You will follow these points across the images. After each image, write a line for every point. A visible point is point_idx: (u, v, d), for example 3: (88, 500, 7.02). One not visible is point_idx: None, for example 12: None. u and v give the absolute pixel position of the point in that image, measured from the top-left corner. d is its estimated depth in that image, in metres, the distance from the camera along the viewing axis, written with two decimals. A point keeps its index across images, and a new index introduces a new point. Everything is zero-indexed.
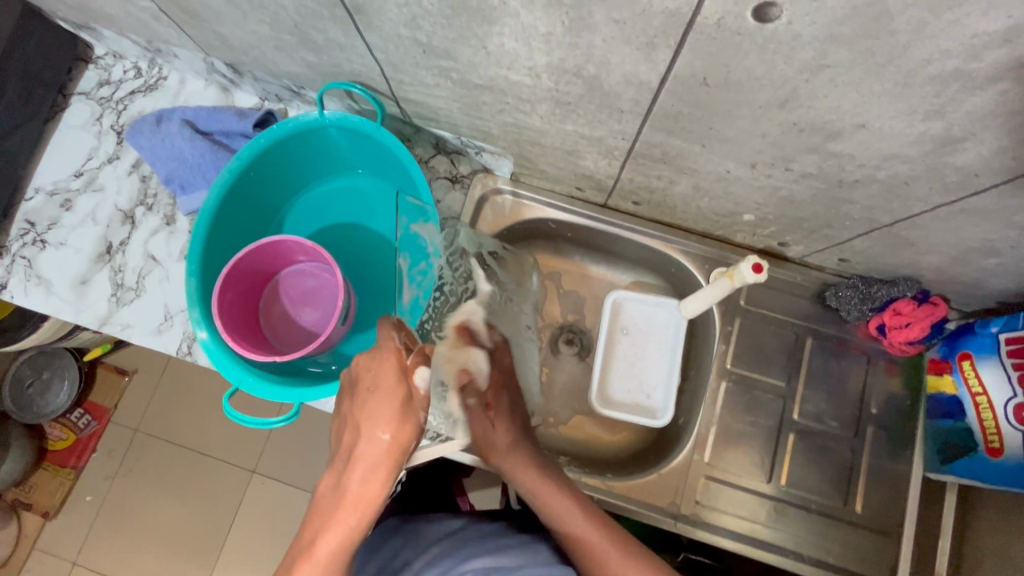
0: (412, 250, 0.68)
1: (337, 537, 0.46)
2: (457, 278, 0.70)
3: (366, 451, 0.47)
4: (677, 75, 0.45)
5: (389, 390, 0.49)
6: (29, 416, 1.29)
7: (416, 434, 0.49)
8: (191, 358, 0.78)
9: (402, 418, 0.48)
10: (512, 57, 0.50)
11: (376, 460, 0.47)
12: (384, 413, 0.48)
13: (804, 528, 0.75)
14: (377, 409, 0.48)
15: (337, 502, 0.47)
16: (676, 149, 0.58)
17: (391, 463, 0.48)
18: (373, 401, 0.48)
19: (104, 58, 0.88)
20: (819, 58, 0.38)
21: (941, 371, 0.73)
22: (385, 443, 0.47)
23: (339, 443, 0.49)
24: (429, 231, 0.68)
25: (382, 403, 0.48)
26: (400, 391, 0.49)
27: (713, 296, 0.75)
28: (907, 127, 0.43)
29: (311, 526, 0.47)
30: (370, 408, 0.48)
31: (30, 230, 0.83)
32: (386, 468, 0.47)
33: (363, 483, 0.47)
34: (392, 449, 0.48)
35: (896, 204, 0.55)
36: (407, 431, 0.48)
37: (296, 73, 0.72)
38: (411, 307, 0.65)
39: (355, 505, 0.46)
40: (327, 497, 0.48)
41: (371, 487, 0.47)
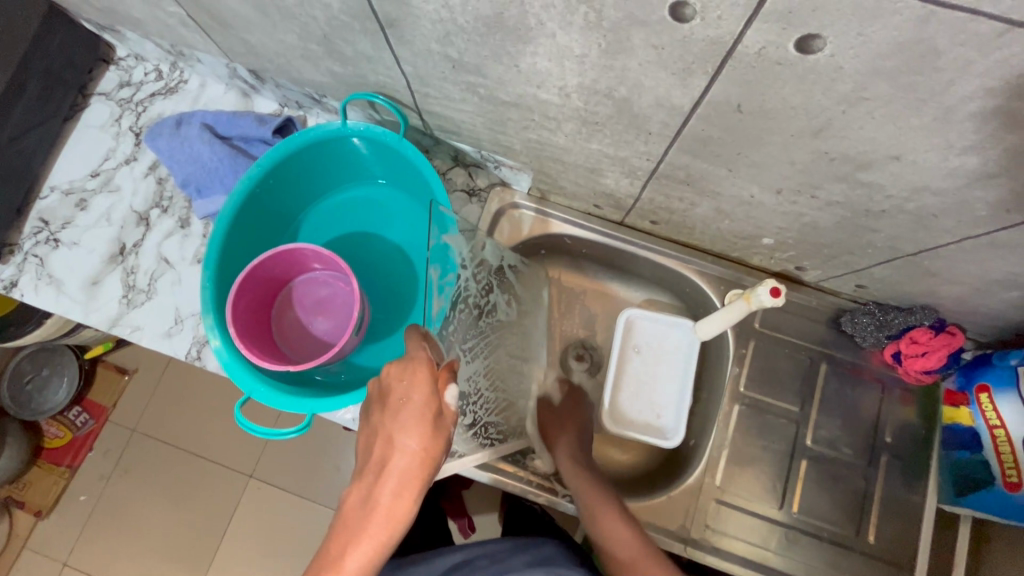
0: (440, 260, 0.61)
1: (365, 554, 0.43)
2: (481, 290, 0.64)
3: (398, 465, 0.44)
4: (711, 100, 0.45)
5: (422, 401, 0.46)
6: (27, 413, 1.28)
7: (446, 447, 0.46)
8: (200, 363, 0.78)
9: (435, 430, 0.45)
10: (544, 76, 0.50)
11: (408, 474, 0.44)
12: (419, 424, 0.45)
13: (815, 556, 0.74)
14: (410, 421, 0.45)
15: (365, 518, 0.44)
16: (701, 172, 0.58)
17: (421, 477, 0.45)
18: (407, 412, 0.45)
19: (126, 60, 0.88)
20: (858, 90, 0.38)
21: (956, 403, 0.72)
22: (417, 456, 0.44)
23: (367, 455, 0.46)
24: (459, 242, 0.63)
25: (417, 413, 0.45)
26: (434, 401, 0.46)
27: (729, 318, 0.75)
28: (941, 160, 0.43)
29: (337, 543, 0.44)
30: (402, 419, 0.45)
31: (44, 228, 0.82)
32: (417, 483, 0.44)
33: (392, 499, 0.44)
34: (425, 461, 0.45)
35: (922, 234, 0.55)
36: (439, 443, 0.46)
37: (319, 81, 0.72)
38: (438, 316, 0.58)
39: (384, 522, 0.44)
40: (353, 511, 0.44)
41: (401, 501, 0.44)
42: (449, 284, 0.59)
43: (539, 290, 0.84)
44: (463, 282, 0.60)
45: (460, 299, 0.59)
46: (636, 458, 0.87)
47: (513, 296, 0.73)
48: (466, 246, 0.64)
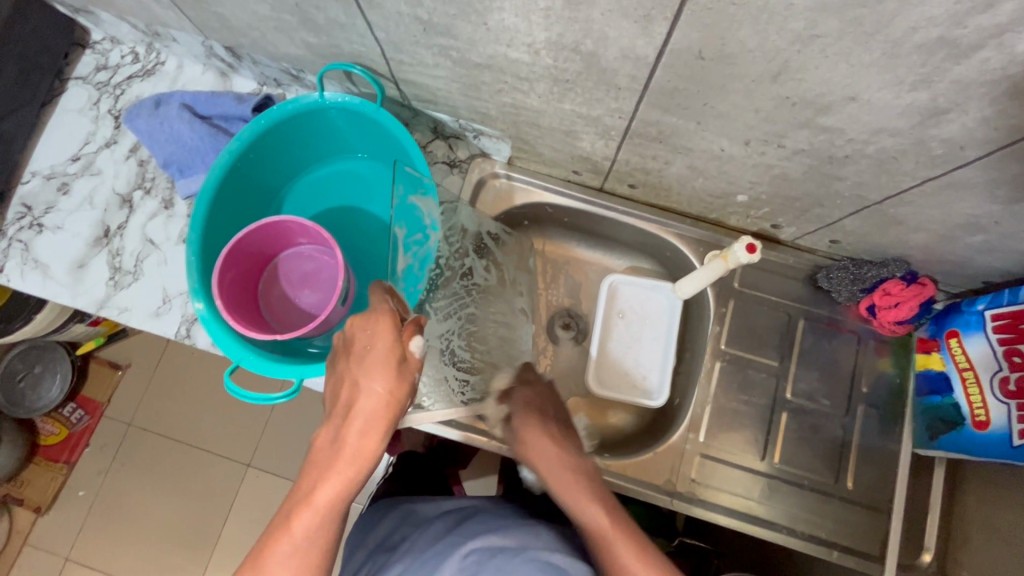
0: (408, 221, 0.66)
1: (335, 487, 0.47)
2: (454, 253, 0.68)
3: (363, 406, 0.47)
4: (673, 49, 0.46)
5: (384, 349, 0.49)
6: (22, 411, 1.28)
7: (410, 391, 0.50)
8: (190, 341, 0.79)
9: (398, 376, 0.48)
10: (512, 34, 0.51)
11: (373, 414, 0.47)
12: (382, 369, 0.48)
13: (797, 504, 0.77)
14: (373, 367, 0.48)
15: (334, 455, 0.47)
16: (672, 127, 0.59)
17: (386, 418, 0.48)
18: (369, 358, 0.48)
19: (102, 43, 0.88)
20: (810, 28, 0.39)
21: (928, 350, 0.74)
22: (381, 398, 0.47)
23: (336, 400, 0.49)
24: (427, 204, 0.67)
25: (379, 359, 0.48)
26: (397, 349, 0.49)
27: (707, 276, 0.77)
28: (895, 98, 0.44)
29: (309, 477, 0.47)
30: (365, 364, 0.48)
31: (27, 213, 0.82)
32: (382, 423, 0.48)
33: (359, 438, 0.47)
34: (388, 403, 0.48)
35: (885, 179, 0.57)
36: (402, 388, 0.49)
37: (295, 55, 0.72)
38: (404, 274, 0.64)
39: (352, 458, 0.47)
40: (323, 449, 0.48)
41: (367, 441, 0.47)
42: (414, 244, 0.66)
43: (524, 259, 0.86)
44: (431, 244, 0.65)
45: (432, 260, 0.65)
46: (623, 420, 0.89)
47: (493, 263, 0.75)
48: (435, 208, 0.67)
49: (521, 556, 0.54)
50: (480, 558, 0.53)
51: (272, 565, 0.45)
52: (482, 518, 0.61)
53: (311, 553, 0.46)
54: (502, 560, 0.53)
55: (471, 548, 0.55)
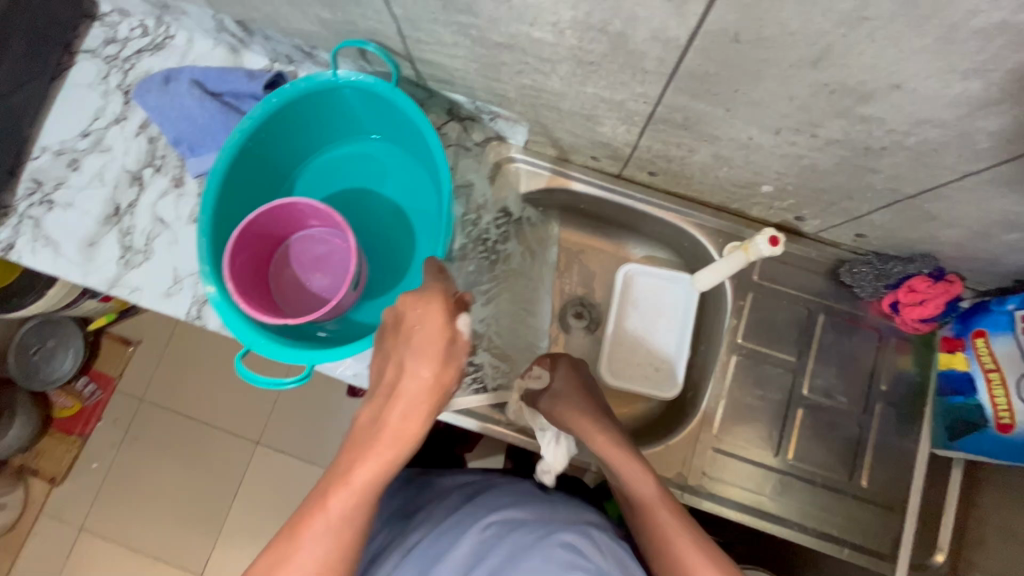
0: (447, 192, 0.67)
1: (373, 468, 0.46)
2: (499, 236, 0.77)
3: (407, 387, 0.47)
4: (707, 30, 0.43)
5: (432, 330, 0.47)
6: (37, 382, 1.29)
7: (456, 376, 0.48)
8: (200, 322, 0.78)
9: (446, 359, 0.47)
10: (536, 12, 0.49)
11: (416, 395, 0.46)
12: (431, 350, 0.47)
13: (809, 501, 0.76)
14: (422, 347, 0.47)
15: (375, 434, 0.47)
16: (699, 114, 0.57)
17: (429, 402, 0.47)
18: (416, 338, 0.47)
19: (110, 16, 0.86)
20: (860, 10, 0.37)
21: (953, 349, 0.73)
22: (426, 382, 0.47)
23: (382, 377, 0.49)
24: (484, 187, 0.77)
25: (428, 340, 0.47)
26: (446, 330, 0.48)
27: (727, 269, 0.75)
28: (943, 87, 0.42)
29: (349, 455, 0.47)
30: (413, 345, 0.47)
31: (37, 189, 0.82)
32: (423, 406, 0.47)
33: (400, 420, 0.46)
34: (432, 387, 0.47)
35: (923, 173, 0.54)
36: (447, 371, 0.48)
37: (308, 30, 0.70)
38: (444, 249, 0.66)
39: (391, 440, 0.46)
40: (365, 427, 0.48)
41: (408, 423, 0.47)
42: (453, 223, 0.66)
43: (543, 248, 0.85)
44: (480, 224, 0.75)
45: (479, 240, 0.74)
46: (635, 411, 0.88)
47: (528, 248, 0.81)
48: (489, 194, 0.78)
49: (543, 530, 0.53)
50: (499, 531, 0.53)
51: (308, 540, 0.45)
52: (501, 493, 0.61)
53: (346, 530, 0.46)
54: (520, 536, 0.52)
55: (491, 520, 0.55)
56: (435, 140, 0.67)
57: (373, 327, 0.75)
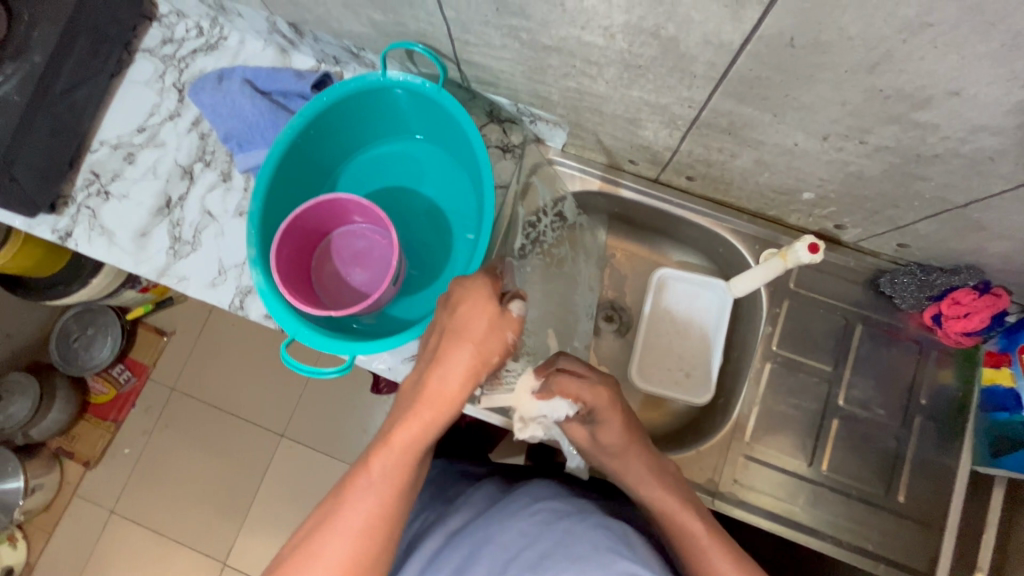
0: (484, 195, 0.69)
1: (413, 427, 0.48)
2: (555, 238, 0.81)
3: (451, 350, 0.50)
4: (762, 35, 0.44)
5: (478, 302, 0.51)
6: (75, 369, 1.33)
7: (500, 348, 0.51)
8: (243, 312, 0.81)
9: (491, 328, 0.51)
10: (589, 15, 0.50)
11: (459, 359, 0.49)
12: (477, 318, 0.50)
13: (843, 514, 0.74)
14: (468, 316, 0.51)
15: (416, 395, 0.49)
16: (745, 118, 0.57)
17: (472, 368, 0.50)
18: (464, 307, 0.51)
19: (168, 17, 0.90)
20: (923, 16, 0.37)
21: (997, 364, 0.71)
22: (469, 347, 0.50)
23: (427, 346, 0.53)
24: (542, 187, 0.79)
25: (475, 309, 0.51)
26: (492, 303, 0.51)
27: (764, 276, 0.75)
28: (1004, 94, 0.42)
29: (393, 416, 0.50)
30: (460, 313, 0.51)
31: (94, 181, 0.86)
32: (465, 370, 0.49)
33: (443, 381, 0.49)
34: (475, 353, 0.50)
35: (975, 182, 0.54)
36: (491, 339, 0.50)
37: (359, 33, 0.72)
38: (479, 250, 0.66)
39: (432, 400, 0.49)
40: (409, 390, 0.50)
41: (449, 385, 0.49)
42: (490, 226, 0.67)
43: (586, 251, 0.85)
44: (539, 227, 0.78)
45: (536, 244, 0.78)
46: (664, 417, 0.88)
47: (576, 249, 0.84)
48: (547, 196, 0.79)
49: (588, 522, 0.54)
50: (547, 517, 0.54)
51: (353, 496, 0.47)
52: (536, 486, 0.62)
53: (388, 490, 0.47)
54: (569, 523, 0.54)
55: (539, 507, 0.56)
56: (481, 142, 0.68)
57: (409, 322, 0.76)
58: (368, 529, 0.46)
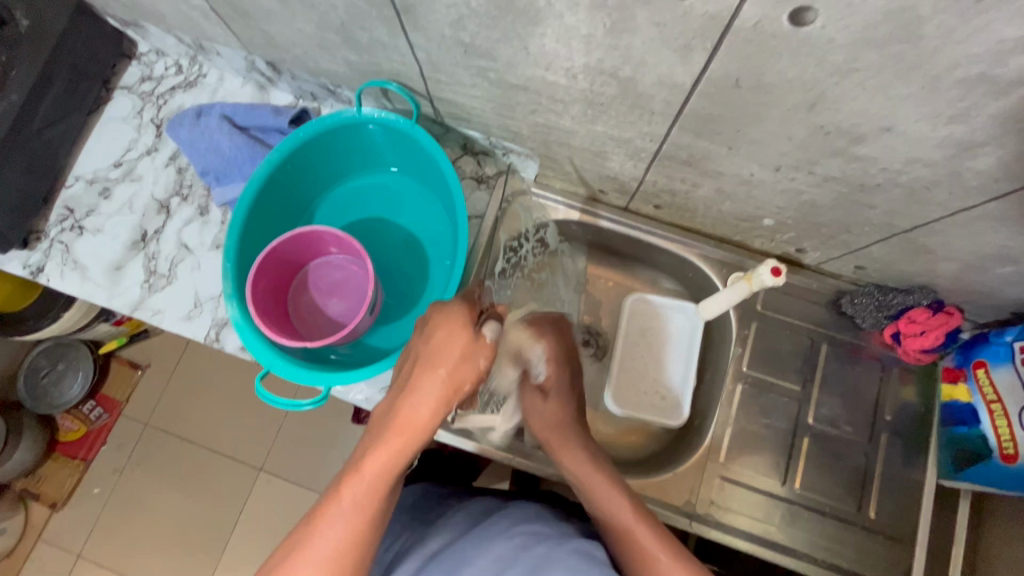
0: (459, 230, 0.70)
1: (384, 455, 0.49)
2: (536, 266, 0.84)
3: (425, 378, 0.51)
4: (710, 77, 0.47)
5: (451, 329, 0.53)
6: (43, 406, 1.31)
7: (472, 374, 0.53)
8: (218, 345, 0.81)
9: (463, 357, 0.52)
10: (551, 58, 0.53)
11: (432, 386, 0.51)
12: (452, 344, 0.52)
13: (817, 531, 0.76)
14: (443, 343, 0.52)
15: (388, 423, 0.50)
16: (702, 151, 0.60)
17: (445, 394, 0.51)
18: (439, 335, 0.53)
19: (147, 55, 0.91)
20: (850, 62, 0.40)
21: (954, 380, 0.74)
22: (443, 374, 0.51)
23: (401, 374, 0.54)
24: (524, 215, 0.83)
25: (449, 336, 0.53)
26: (467, 329, 0.53)
27: (731, 299, 0.78)
28: (930, 131, 0.45)
29: (365, 444, 0.50)
30: (435, 340, 0.53)
31: (69, 216, 0.86)
32: (438, 397, 0.51)
33: (415, 410, 0.50)
34: (448, 380, 0.51)
35: (916, 209, 0.57)
36: (464, 366, 0.52)
37: (335, 71, 0.75)
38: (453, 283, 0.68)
39: (403, 427, 0.50)
40: (382, 418, 0.52)
41: (420, 413, 0.50)
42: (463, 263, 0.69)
43: (566, 277, 0.89)
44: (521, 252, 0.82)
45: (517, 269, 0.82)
46: (642, 439, 0.89)
47: (558, 275, 0.87)
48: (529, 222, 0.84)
49: (565, 547, 0.54)
50: (525, 542, 0.54)
51: (323, 526, 0.46)
52: (514, 508, 0.62)
53: (359, 518, 0.47)
54: (546, 549, 0.54)
55: (517, 531, 0.56)
56: (454, 175, 0.70)
57: (385, 352, 0.77)
58: (337, 559, 0.46)
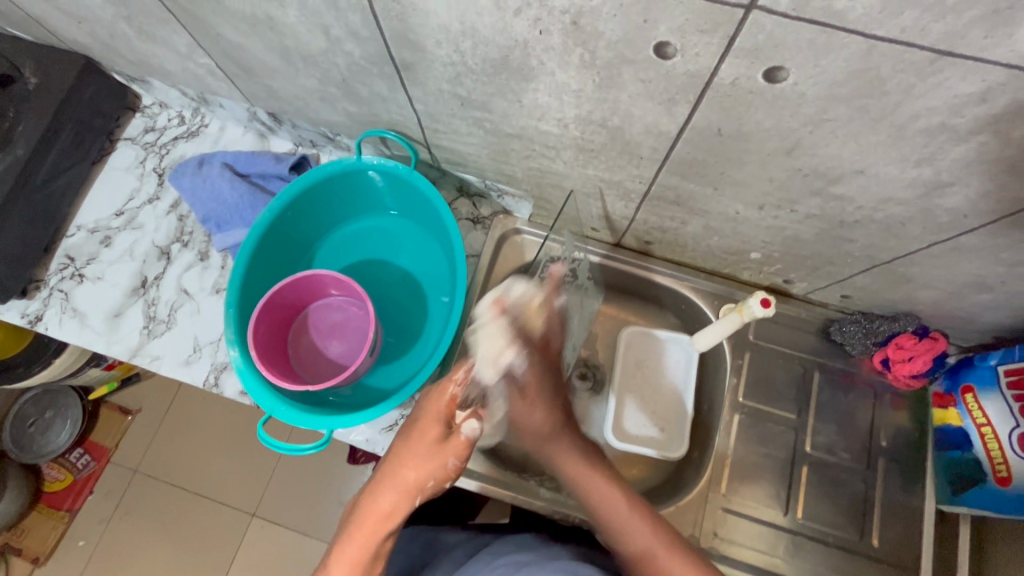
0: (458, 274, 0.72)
1: (352, 546, 0.57)
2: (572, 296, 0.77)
3: (402, 472, 0.59)
4: (694, 126, 0.50)
5: (430, 423, 0.61)
6: (28, 456, 1.29)
7: (445, 466, 0.60)
8: (217, 390, 0.81)
9: (437, 452, 0.60)
10: (544, 110, 0.56)
11: (406, 478, 0.59)
12: (428, 436, 0.60)
13: (821, 562, 0.76)
14: (420, 439, 0.60)
15: (366, 515, 0.58)
16: (689, 192, 0.63)
17: (413, 486, 0.59)
18: (418, 432, 0.61)
19: (151, 107, 0.94)
20: (821, 113, 0.44)
21: (945, 405, 0.75)
22: (416, 468, 0.59)
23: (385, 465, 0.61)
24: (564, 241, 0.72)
25: (427, 430, 0.61)
26: (442, 424, 0.61)
27: (723, 330, 0.79)
28: (900, 173, 0.48)
29: (350, 534, 0.57)
30: (416, 433, 0.61)
31: (69, 264, 0.87)
32: (406, 490, 0.59)
33: (378, 502, 0.58)
34: (419, 473, 0.59)
35: (893, 243, 0.60)
36: (437, 460, 0.60)
37: (335, 121, 0.78)
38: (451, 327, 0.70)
39: (366, 518, 0.58)
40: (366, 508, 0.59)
41: (380, 504, 0.58)
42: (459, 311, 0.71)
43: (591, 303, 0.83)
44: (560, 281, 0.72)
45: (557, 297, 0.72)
46: (644, 473, 0.88)
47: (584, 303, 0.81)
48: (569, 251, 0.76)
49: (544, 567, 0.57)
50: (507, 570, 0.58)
51: None
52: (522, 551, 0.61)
53: None
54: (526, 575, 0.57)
55: (502, 562, 0.61)
56: (452, 219, 0.73)
57: (386, 393, 0.77)
58: None
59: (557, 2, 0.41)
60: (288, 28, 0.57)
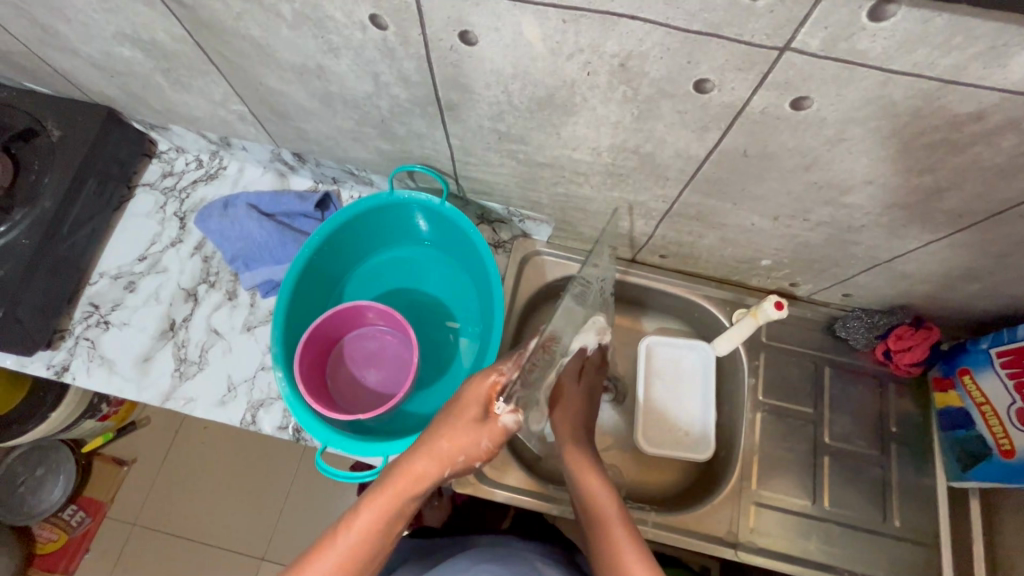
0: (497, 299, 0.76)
1: (374, 502, 0.57)
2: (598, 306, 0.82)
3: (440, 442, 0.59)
4: (722, 149, 0.56)
5: (471, 401, 0.60)
6: (20, 517, 1.24)
7: (478, 444, 0.60)
8: (254, 428, 0.81)
9: (474, 434, 0.59)
10: (580, 141, 0.61)
11: (440, 447, 0.59)
12: (468, 412, 0.59)
13: (851, 546, 0.80)
14: (459, 416, 0.59)
15: (395, 475, 0.58)
16: (709, 208, 0.69)
17: (446, 457, 0.59)
18: (457, 409, 0.60)
19: (167, 153, 0.96)
20: (839, 134, 0.50)
21: (944, 389, 0.83)
22: (452, 440, 0.59)
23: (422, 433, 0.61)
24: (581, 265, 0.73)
25: (468, 407, 0.60)
26: (482, 405, 0.59)
27: (740, 335, 0.85)
28: (904, 181, 0.55)
29: (376, 492, 0.58)
30: (455, 409, 0.60)
31: (93, 312, 0.86)
32: (439, 458, 0.59)
33: (411, 465, 0.58)
34: (453, 447, 0.59)
35: (894, 243, 0.67)
36: (473, 438, 0.59)
37: (364, 158, 0.81)
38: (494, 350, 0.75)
39: (396, 479, 0.58)
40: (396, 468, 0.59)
41: (414, 466, 0.59)
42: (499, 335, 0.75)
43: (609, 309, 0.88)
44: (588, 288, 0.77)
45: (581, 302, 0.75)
46: (674, 477, 0.92)
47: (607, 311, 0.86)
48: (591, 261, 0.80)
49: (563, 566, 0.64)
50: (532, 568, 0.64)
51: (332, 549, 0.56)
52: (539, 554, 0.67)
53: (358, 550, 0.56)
54: None
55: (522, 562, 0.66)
56: (486, 247, 0.77)
57: (426, 418, 0.79)
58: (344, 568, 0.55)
59: (608, 48, 0.46)
60: (337, 75, 0.60)
